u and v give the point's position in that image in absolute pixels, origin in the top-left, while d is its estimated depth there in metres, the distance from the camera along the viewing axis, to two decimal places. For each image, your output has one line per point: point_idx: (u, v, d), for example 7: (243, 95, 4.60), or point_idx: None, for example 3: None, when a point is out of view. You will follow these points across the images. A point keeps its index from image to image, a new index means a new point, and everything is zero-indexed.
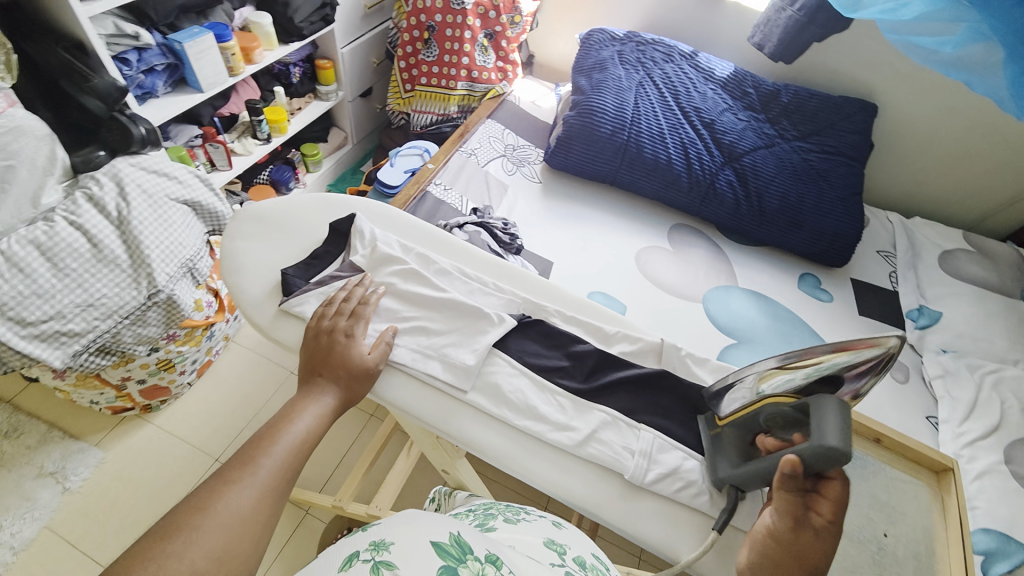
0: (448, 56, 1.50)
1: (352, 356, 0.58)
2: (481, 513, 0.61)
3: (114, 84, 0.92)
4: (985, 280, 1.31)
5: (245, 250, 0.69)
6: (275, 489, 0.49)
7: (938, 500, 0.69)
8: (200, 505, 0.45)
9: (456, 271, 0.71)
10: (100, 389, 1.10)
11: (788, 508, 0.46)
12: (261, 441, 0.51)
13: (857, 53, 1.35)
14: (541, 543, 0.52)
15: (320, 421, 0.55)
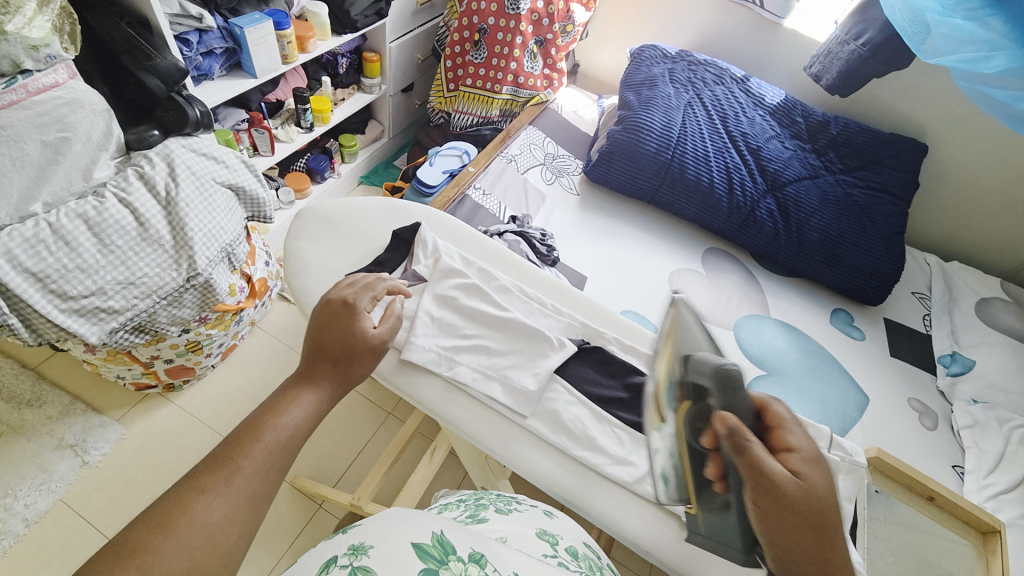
0: (496, 60, 1.49)
1: (356, 331, 0.56)
2: (472, 504, 0.61)
3: (177, 66, 0.92)
4: (1021, 331, 1.26)
5: (318, 256, 0.78)
6: (260, 496, 0.43)
7: (983, 560, 0.67)
8: (163, 524, 0.39)
9: (515, 290, 0.77)
10: (128, 366, 1.10)
11: (776, 479, 0.48)
12: (243, 437, 0.46)
13: (913, 90, 1.32)
14: (534, 535, 0.54)
15: (312, 411, 0.50)
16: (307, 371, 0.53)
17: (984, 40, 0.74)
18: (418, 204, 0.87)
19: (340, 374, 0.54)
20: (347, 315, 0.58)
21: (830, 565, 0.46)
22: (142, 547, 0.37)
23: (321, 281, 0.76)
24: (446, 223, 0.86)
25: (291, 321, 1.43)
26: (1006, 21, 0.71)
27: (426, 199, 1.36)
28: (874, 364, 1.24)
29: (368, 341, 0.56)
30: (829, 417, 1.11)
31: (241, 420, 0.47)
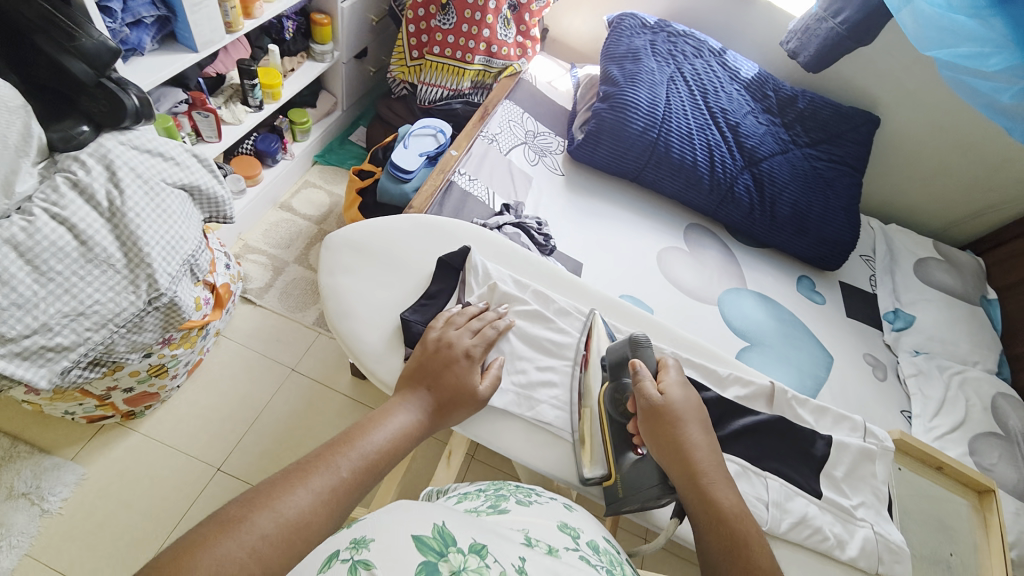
0: (466, 26, 1.38)
1: (462, 381, 0.61)
2: (493, 495, 0.58)
3: (107, 46, 0.76)
4: (952, 287, 1.35)
5: (352, 288, 0.73)
6: (339, 500, 0.46)
7: (982, 516, 0.83)
8: (263, 500, 0.43)
9: (576, 311, 0.76)
10: (79, 401, 0.96)
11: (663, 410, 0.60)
12: (343, 441, 0.51)
13: (873, 64, 1.38)
14: (555, 527, 0.50)
15: (405, 439, 0.55)
16: (408, 399, 0.59)
17: (982, 38, 0.88)
18: (458, 223, 0.82)
19: (438, 415, 0.59)
20: (456, 357, 0.63)
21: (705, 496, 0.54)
22: (240, 516, 0.41)
23: (371, 323, 0.71)
24: (489, 239, 0.82)
25: (261, 326, 1.29)
26: (1004, 23, 0.85)
27: (404, 186, 1.25)
28: (834, 326, 1.27)
29: (470, 387, 0.62)
30: (803, 379, 1.14)
31: (346, 428, 0.53)
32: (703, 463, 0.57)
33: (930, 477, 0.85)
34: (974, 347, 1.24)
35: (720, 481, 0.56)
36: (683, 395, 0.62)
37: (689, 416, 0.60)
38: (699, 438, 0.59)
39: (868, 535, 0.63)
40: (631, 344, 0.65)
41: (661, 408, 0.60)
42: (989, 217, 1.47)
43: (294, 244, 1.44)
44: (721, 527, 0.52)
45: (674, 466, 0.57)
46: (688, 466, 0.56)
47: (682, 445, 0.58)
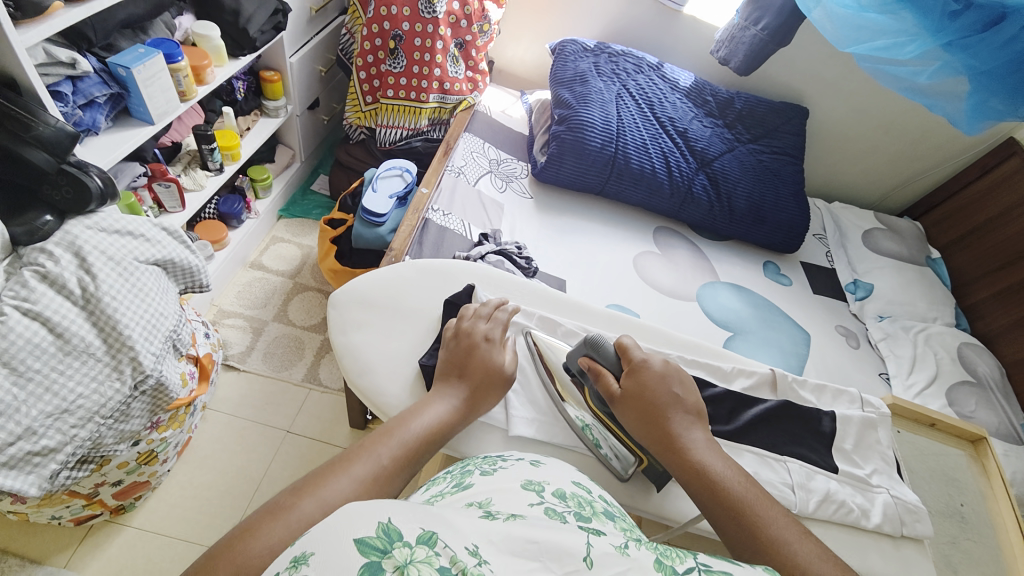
0: (417, 67, 1.42)
1: (488, 363, 0.66)
2: (459, 471, 0.50)
3: (66, 131, 0.74)
4: (898, 253, 1.45)
5: (358, 342, 0.73)
6: (379, 486, 0.52)
7: (979, 463, 0.91)
8: (311, 488, 0.49)
9: (581, 330, 0.78)
10: (67, 503, 0.89)
11: (639, 397, 0.62)
12: (385, 431, 0.57)
13: (796, 62, 1.50)
14: (518, 488, 0.44)
15: (440, 428, 0.60)
16: (440, 390, 0.63)
17: (896, 30, 1.01)
18: (458, 262, 0.84)
19: (471, 401, 0.63)
20: (475, 342, 0.67)
21: (716, 489, 0.56)
22: (290, 503, 0.47)
23: (384, 375, 0.70)
24: (490, 274, 0.84)
25: (248, 391, 1.24)
26: (913, 14, 0.97)
27: (379, 229, 1.25)
28: (803, 303, 1.34)
29: (494, 368, 0.65)
30: (788, 359, 1.19)
31: (389, 418, 0.59)
32: (677, 430, 0.61)
33: (924, 435, 0.92)
34: (930, 304, 1.35)
35: (693, 439, 0.60)
36: (650, 373, 0.64)
37: (662, 395, 0.63)
38: (674, 411, 0.62)
39: (887, 499, 0.67)
40: (590, 347, 0.67)
41: (630, 393, 0.63)
42: (915, 185, 1.63)
43: (271, 302, 1.40)
44: (699, 480, 0.57)
45: (651, 438, 0.61)
46: (665, 433, 0.60)
47: (658, 419, 0.61)
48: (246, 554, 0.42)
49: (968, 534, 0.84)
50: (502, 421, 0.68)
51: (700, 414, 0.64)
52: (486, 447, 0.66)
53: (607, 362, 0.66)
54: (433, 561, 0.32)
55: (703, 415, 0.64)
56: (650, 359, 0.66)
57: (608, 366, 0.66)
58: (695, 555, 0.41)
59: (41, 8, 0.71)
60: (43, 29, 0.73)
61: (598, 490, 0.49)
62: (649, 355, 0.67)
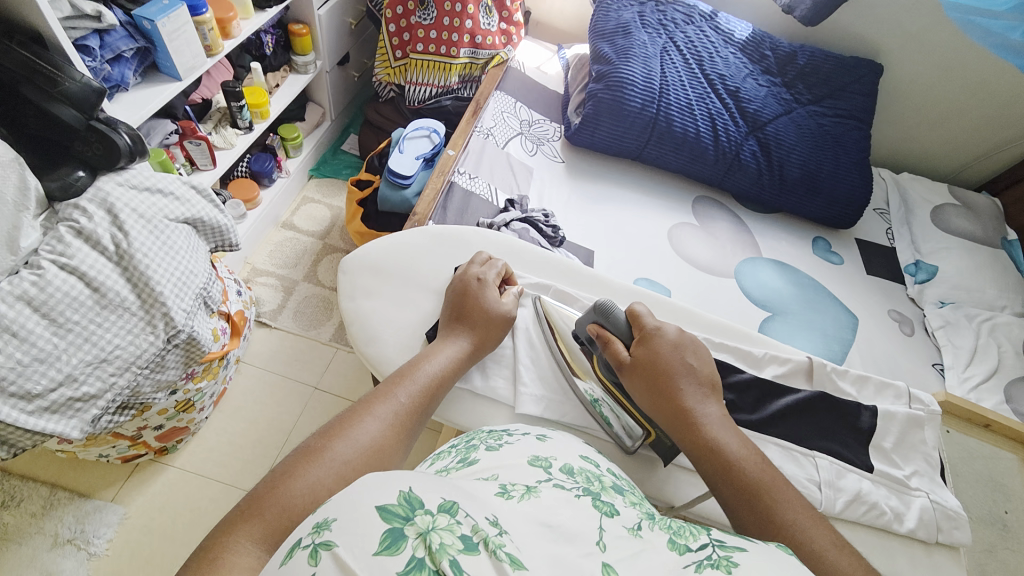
0: (448, 19, 1.34)
1: (495, 308, 0.67)
2: (464, 446, 0.49)
3: (92, 86, 0.76)
4: (972, 233, 1.30)
5: (369, 309, 0.72)
6: (403, 423, 0.53)
7: None
8: (338, 431, 0.49)
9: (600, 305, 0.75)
10: (112, 444, 0.97)
11: (651, 366, 0.60)
12: (403, 375, 0.57)
13: (874, 10, 1.32)
14: (524, 463, 0.42)
15: (454, 367, 0.61)
16: (448, 334, 0.64)
17: None
18: (473, 230, 0.81)
19: (480, 344, 0.65)
20: (469, 283, 0.68)
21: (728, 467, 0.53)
22: (323, 446, 0.47)
23: (396, 345, 0.69)
24: (506, 244, 0.80)
25: (278, 348, 1.29)
26: None
27: (404, 192, 1.23)
28: (854, 285, 1.23)
29: (495, 309, 0.67)
30: (830, 345, 1.11)
31: (401, 364, 0.60)
32: (689, 402, 0.58)
33: (975, 435, 0.84)
34: (1002, 292, 1.21)
35: (707, 414, 0.58)
36: (662, 343, 0.62)
37: (674, 361, 0.60)
38: (686, 379, 0.60)
39: (924, 504, 0.62)
40: (600, 313, 0.64)
41: (641, 361, 0.60)
42: (1001, 156, 1.43)
43: (301, 261, 1.43)
44: (709, 458, 0.55)
45: (660, 410, 0.58)
46: (675, 404, 0.58)
47: (669, 390, 0.59)
48: (287, 498, 0.43)
49: (1008, 543, 0.77)
50: (509, 398, 0.66)
51: (716, 390, 0.61)
52: (493, 422, 0.65)
53: (618, 330, 0.63)
54: (455, 529, 0.30)
55: (717, 389, 0.61)
56: (663, 327, 0.63)
57: (617, 334, 0.64)
58: (709, 532, 0.39)
59: None
60: None
61: (606, 464, 0.47)
62: (662, 322, 0.64)
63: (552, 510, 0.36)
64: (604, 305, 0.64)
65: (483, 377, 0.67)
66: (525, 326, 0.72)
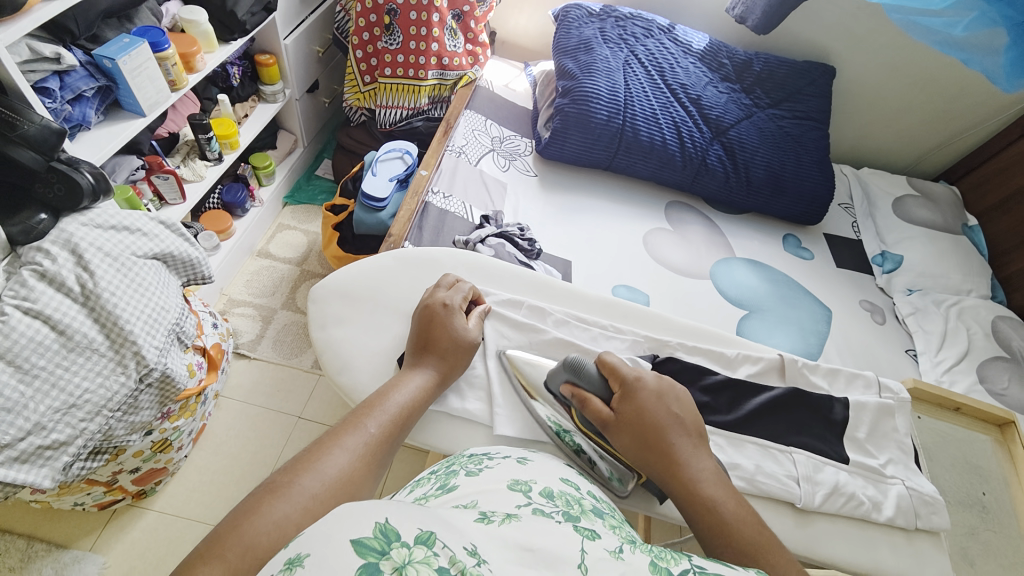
0: (414, 43, 1.36)
1: (461, 334, 0.66)
2: (443, 472, 0.49)
3: (51, 128, 0.75)
4: (933, 221, 1.35)
5: (342, 336, 0.72)
6: (373, 453, 0.53)
7: (1006, 448, 0.86)
8: (305, 465, 0.48)
9: (573, 318, 0.76)
10: (86, 491, 0.93)
11: (638, 416, 0.58)
12: (370, 405, 0.57)
13: (821, 17, 1.38)
14: (503, 489, 0.42)
15: (423, 396, 0.61)
16: (416, 362, 0.64)
17: None
18: (442, 251, 0.81)
19: (447, 370, 0.64)
20: (435, 309, 0.67)
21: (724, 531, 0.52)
22: (288, 482, 0.47)
23: (374, 371, 0.69)
24: (476, 262, 0.81)
25: (259, 379, 1.27)
26: None
27: (380, 214, 1.24)
28: (826, 279, 1.27)
29: (463, 334, 0.66)
30: (807, 339, 1.13)
31: (367, 395, 0.59)
32: (682, 455, 0.57)
33: (947, 419, 0.87)
34: (965, 276, 1.25)
35: (700, 468, 0.56)
36: (645, 395, 0.60)
37: (661, 414, 0.59)
38: (676, 432, 0.58)
39: (901, 491, 0.64)
40: (571, 368, 0.63)
41: (625, 417, 0.59)
42: (953, 146, 1.51)
43: (279, 289, 1.42)
44: (709, 517, 0.53)
45: (654, 466, 0.57)
46: (668, 459, 0.56)
47: (654, 434, 0.57)
48: (250, 534, 0.42)
49: (985, 523, 0.79)
50: (486, 418, 0.66)
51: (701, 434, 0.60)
52: (474, 443, 0.65)
53: (592, 386, 0.62)
54: (432, 562, 0.30)
55: (705, 437, 0.60)
56: (642, 376, 0.62)
57: (593, 390, 0.62)
58: (690, 558, 0.38)
59: (18, 5, 0.71)
60: (23, 24, 0.73)
61: (586, 486, 0.47)
62: (639, 370, 0.63)
63: (529, 531, 0.35)
64: (576, 359, 0.63)
65: (462, 397, 0.67)
66: (500, 344, 0.72)
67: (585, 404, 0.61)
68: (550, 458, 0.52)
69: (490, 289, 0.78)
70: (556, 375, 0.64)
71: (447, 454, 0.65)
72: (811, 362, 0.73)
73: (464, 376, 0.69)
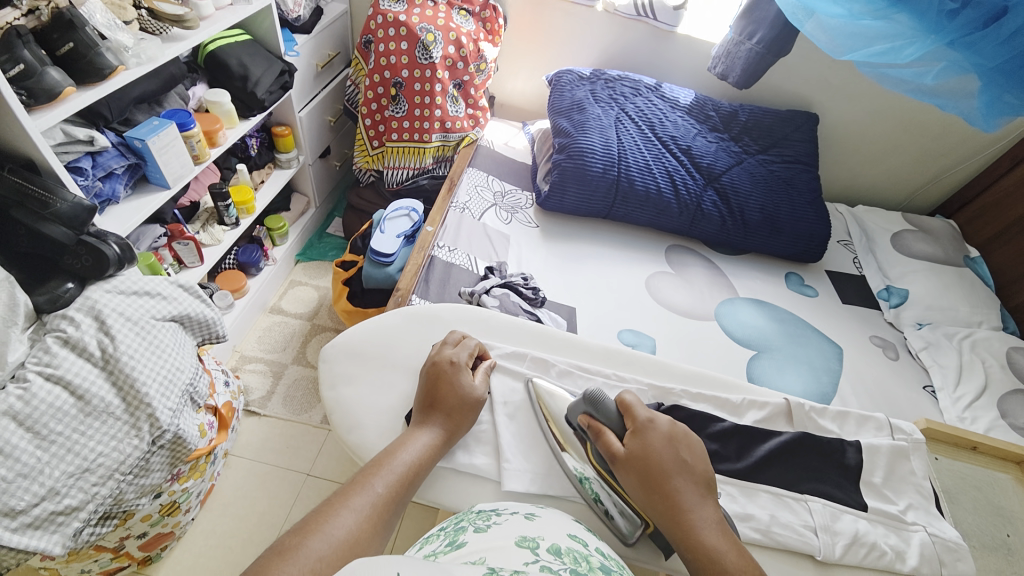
0: (419, 110, 1.46)
1: (466, 391, 0.67)
2: (453, 528, 0.49)
3: (82, 205, 0.81)
4: (934, 255, 1.36)
5: (351, 395, 0.73)
6: (380, 515, 0.53)
7: None
8: (313, 527, 0.48)
9: (577, 369, 0.77)
10: (94, 558, 0.91)
11: (646, 457, 0.58)
12: (376, 464, 0.57)
13: (800, 71, 1.47)
14: (512, 545, 0.42)
15: (429, 454, 0.61)
16: (423, 420, 0.64)
17: (893, 34, 0.99)
18: (447, 306, 0.84)
19: (453, 428, 0.65)
20: (442, 367, 0.68)
21: None
22: (296, 544, 0.46)
23: (383, 429, 0.69)
24: (480, 317, 0.83)
25: (269, 436, 1.26)
26: (909, 17, 0.94)
27: (388, 269, 1.28)
28: (832, 316, 1.27)
29: (469, 391, 0.67)
30: (820, 378, 1.12)
31: (374, 454, 0.59)
32: (684, 502, 0.55)
33: (969, 459, 0.84)
34: (973, 308, 1.25)
35: (704, 517, 0.55)
36: (655, 435, 0.59)
37: (667, 457, 0.58)
38: (682, 477, 0.57)
39: (924, 539, 0.62)
40: (589, 401, 0.64)
41: (633, 453, 0.58)
42: (943, 182, 1.55)
43: (290, 345, 1.44)
44: (707, 569, 0.52)
45: (656, 509, 0.56)
46: (669, 504, 0.55)
47: (662, 483, 0.56)
48: None
49: None
50: (494, 473, 0.66)
51: (709, 482, 0.58)
52: (483, 500, 0.64)
53: (607, 419, 0.62)
54: None
55: (713, 485, 0.58)
56: (655, 418, 0.61)
57: (609, 423, 0.62)
58: None
59: (54, 93, 0.79)
60: (58, 111, 0.80)
61: (594, 542, 0.47)
62: (654, 413, 0.62)
63: None
64: (595, 391, 0.64)
65: (470, 453, 0.67)
66: (506, 400, 0.73)
67: (600, 439, 0.61)
68: (559, 514, 0.52)
69: (495, 343, 0.79)
70: (574, 415, 0.66)
71: (455, 513, 0.64)
72: (819, 405, 0.73)
73: (470, 431, 0.69)
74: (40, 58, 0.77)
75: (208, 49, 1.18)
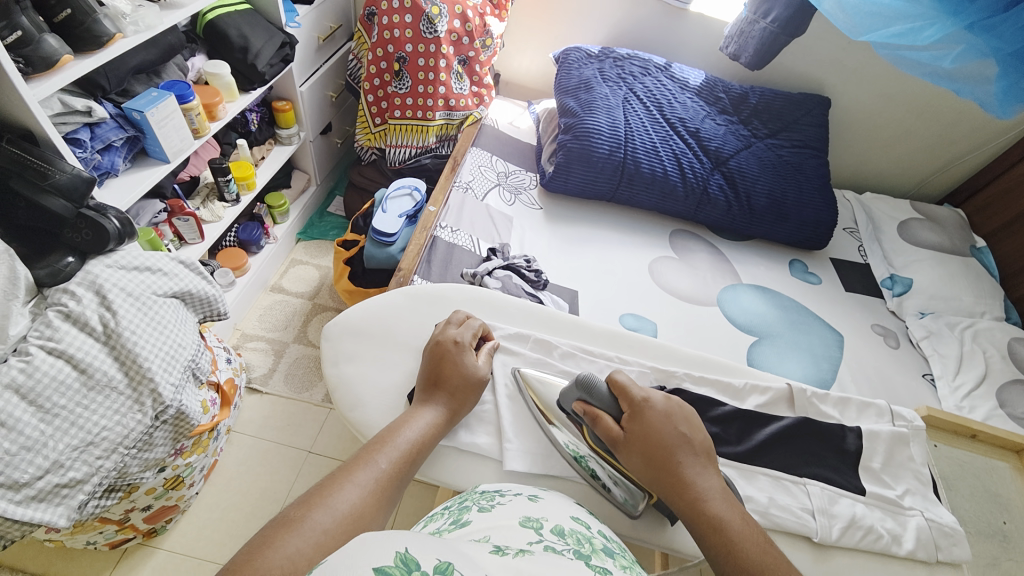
0: (423, 86, 1.43)
1: (469, 370, 0.67)
2: (457, 507, 0.49)
3: (81, 177, 0.80)
4: (940, 244, 1.35)
5: (354, 373, 0.73)
6: (384, 489, 0.53)
7: None
8: (318, 500, 0.49)
9: (580, 351, 0.77)
10: (99, 529, 0.93)
11: (648, 435, 0.58)
12: (379, 441, 0.58)
13: (814, 52, 1.43)
14: (516, 525, 0.42)
15: (432, 432, 0.62)
16: (426, 399, 0.65)
17: (913, 14, 0.96)
18: (451, 286, 0.83)
19: (455, 407, 0.65)
20: (446, 347, 0.68)
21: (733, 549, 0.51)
22: (301, 516, 0.47)
23: (386, 407, 0.70)
24: (484, 297, 0.83)
25: (271, 413, 1.27)
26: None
27: (390, 249, 1.27)
28: (836, 304, 1.26)
29: (473, 371, 0.67)
30: (820, 365, 1.12)
31: (377, 431, 0.60)
32: (687, 475, 0.56)
33: (966, 447, 0.85)
34: (977, 298, 1.24)
35: (708, 487, 0.56)
36: (654, 413, 0.60)
37: (669, 433, 0.58)
38: (684, 451, 0.58)
39: (920, 523, 0.63)
40: (581, 387, 0.63)
41: (633, 436, 0.59)
42: (954, 170, 1.52)
43: (291, 324, 1.44)
44: (714, 537, 0.53)
45: (660, 483, 0.57)
46: (673, 477, 0.56)
47: (666, 459, 0.57)
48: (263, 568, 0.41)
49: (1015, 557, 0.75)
50: (496, 452, 0.67)
51: (711, 456, 0.59)
52: (485, 478, 0.65)
53: (603, 404, 0.62)
54: None
55: (714, 456, 0.59)
56: (650, 397, 0.62)
57: (604, 408, 0.62)
58: None
59: (51, 62, 0.77)
60: (55, 80, 0.78)
61: (596, 525, 0.47)
62: (648, 392, 0.62)
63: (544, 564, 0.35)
64: (585, 377, 0.64)
65: (472, 432, 0.68)
66: (507, 381, 0.73)
67: (597, 426, 0.61)
68: (561, 495, 0.52)
69: (498, 324, 0.79)
70: (563, 399, 0.65)
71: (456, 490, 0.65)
72: (821, 391, 0.73)
73: (473, 411, 0.69)
74: (37, 25, 0.75)
75: (206, 18, 1.15)
